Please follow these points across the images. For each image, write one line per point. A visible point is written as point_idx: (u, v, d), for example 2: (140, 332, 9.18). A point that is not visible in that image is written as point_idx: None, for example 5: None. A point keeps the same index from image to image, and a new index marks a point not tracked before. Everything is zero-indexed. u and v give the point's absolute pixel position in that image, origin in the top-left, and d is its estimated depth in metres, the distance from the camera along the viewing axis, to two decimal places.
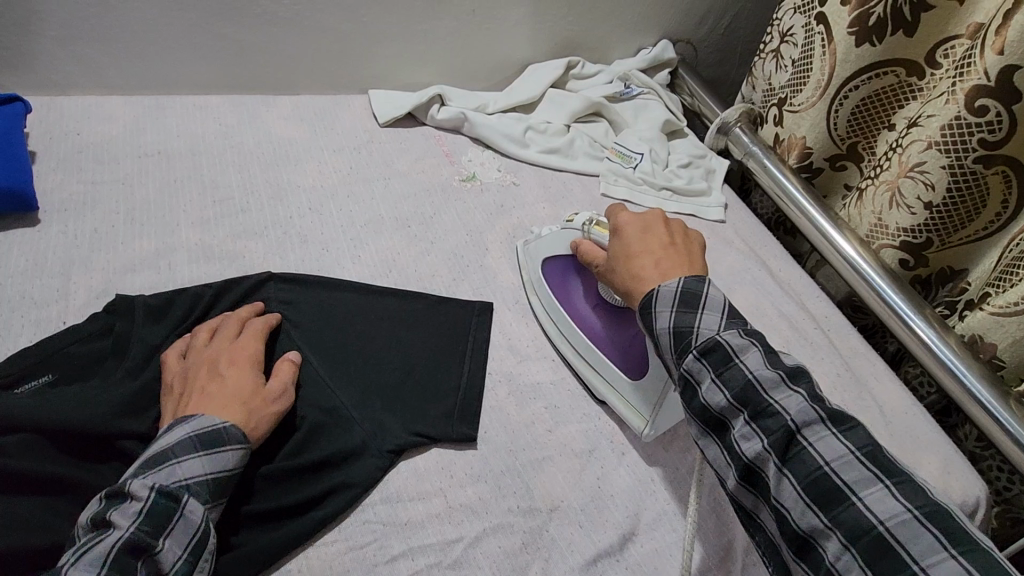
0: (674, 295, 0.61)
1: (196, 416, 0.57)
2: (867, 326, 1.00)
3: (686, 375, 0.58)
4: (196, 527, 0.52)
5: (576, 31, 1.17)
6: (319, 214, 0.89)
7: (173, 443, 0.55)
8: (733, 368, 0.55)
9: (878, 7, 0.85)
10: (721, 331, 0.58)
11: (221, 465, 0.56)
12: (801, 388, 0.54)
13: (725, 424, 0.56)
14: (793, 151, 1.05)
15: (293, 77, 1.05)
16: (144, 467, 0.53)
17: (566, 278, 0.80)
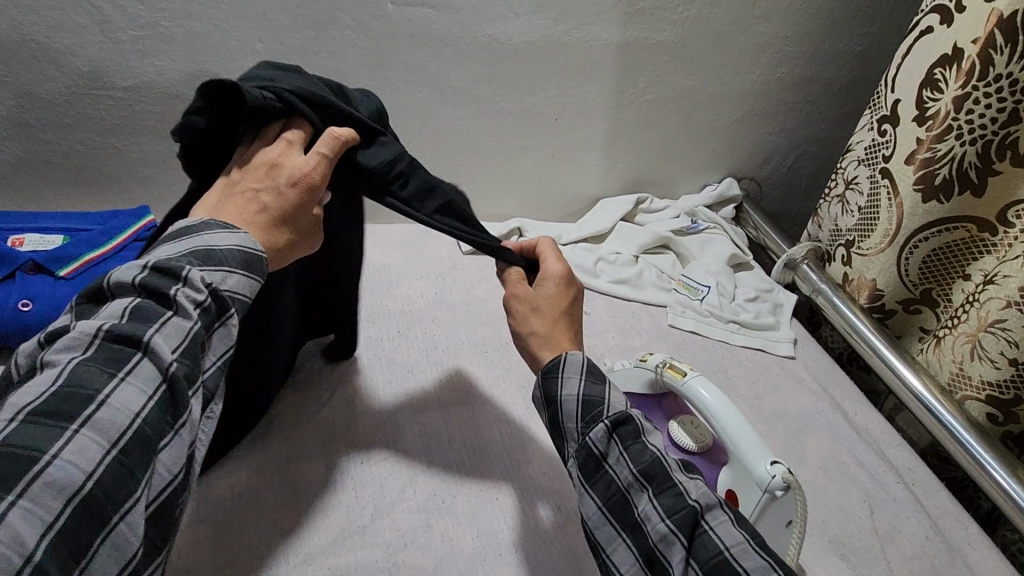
0: (582, 364, 0.62)
1: (242, 234, 0.57)
2: (955, 479, 0.95)
3: (592, 447, 0.57)
4: (231, 339, 0.54)
5: (645, 170, 1.27)
6: (406, 337, 0.97)
7: (219, 245, 0.55)
8: (641, 446, 0.56)
9: (943, 169, 0.89)
10: (629, 409, 0.59)
11: (251, 292, 0.57)
12: (696, 477, 0.55)
13: (628, 501, 0.54)
14: (863, 291, 1.07)
15: (390, 209, 1.18)
16: (196, 259, 0.53)
17: (637, 414, 0.81)
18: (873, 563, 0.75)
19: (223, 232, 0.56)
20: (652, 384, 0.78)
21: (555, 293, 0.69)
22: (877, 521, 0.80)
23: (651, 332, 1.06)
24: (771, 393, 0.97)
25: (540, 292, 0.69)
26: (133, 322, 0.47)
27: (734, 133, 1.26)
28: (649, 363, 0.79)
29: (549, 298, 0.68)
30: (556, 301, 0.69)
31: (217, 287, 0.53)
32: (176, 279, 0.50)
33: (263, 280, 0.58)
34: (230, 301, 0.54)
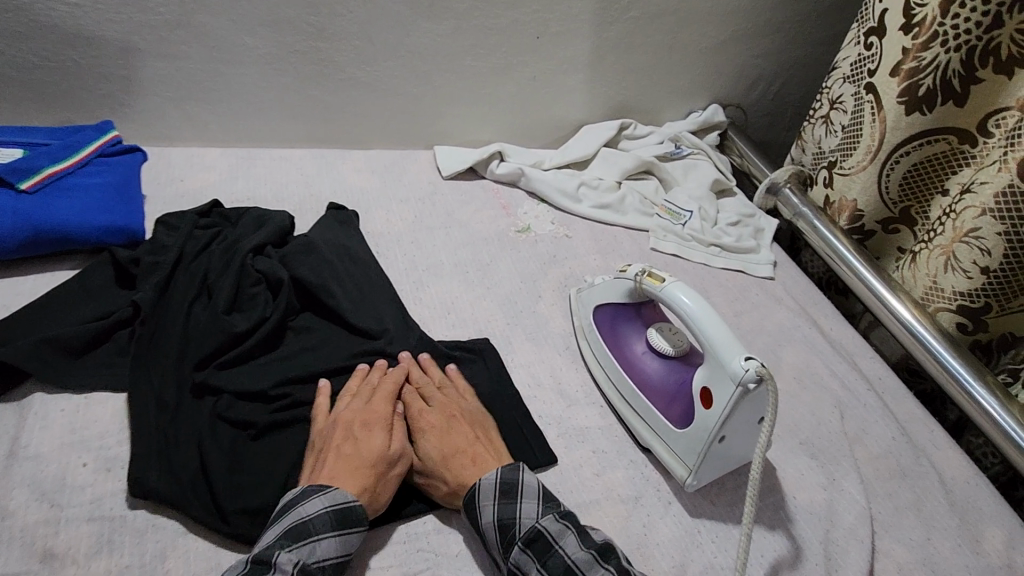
0: (494, 487, 0.62)
1: (330, 489, 0.59)
2: (925, 391, 0.97)
3: (513, 570, 0.58)
4: (323, 560, 0.55)
5: (630, 96, 1.24)
6: (385, 257, 0.96)
7: (313, 514, 0.57)
8: (553, 557, 0.57)
9: (928, 79, 0.88)
10: (540, 519, 0.60)
11: (341, 496, 0.59)
12: (611, 565, 0.56)
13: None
14: (843, 213, 1.07)
15: (367, 134, 1.15)
16: (287, 541, 0.55)
17: (616, 324, 0.82)
18: (842, 461, 0.77)
19: (283, 517, 0.57)
20: (631, 293, 0.79)
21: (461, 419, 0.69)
22: (846, 425, 0.82)
23: (632, 255, 1.06)
24: (750, 311, 0.98)
25: (432, 433, 0.67)
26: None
27: (720, 56, 1.23)
28: (629, 274, 0.79)
29: (441, 432, 0.68)
30: (454, 426, 0.68)
31: (297, 556, 0.54)
32: (267, 567, 0.52)
33: (359, 525, 0.59)
34: (321, 571, 0.55)
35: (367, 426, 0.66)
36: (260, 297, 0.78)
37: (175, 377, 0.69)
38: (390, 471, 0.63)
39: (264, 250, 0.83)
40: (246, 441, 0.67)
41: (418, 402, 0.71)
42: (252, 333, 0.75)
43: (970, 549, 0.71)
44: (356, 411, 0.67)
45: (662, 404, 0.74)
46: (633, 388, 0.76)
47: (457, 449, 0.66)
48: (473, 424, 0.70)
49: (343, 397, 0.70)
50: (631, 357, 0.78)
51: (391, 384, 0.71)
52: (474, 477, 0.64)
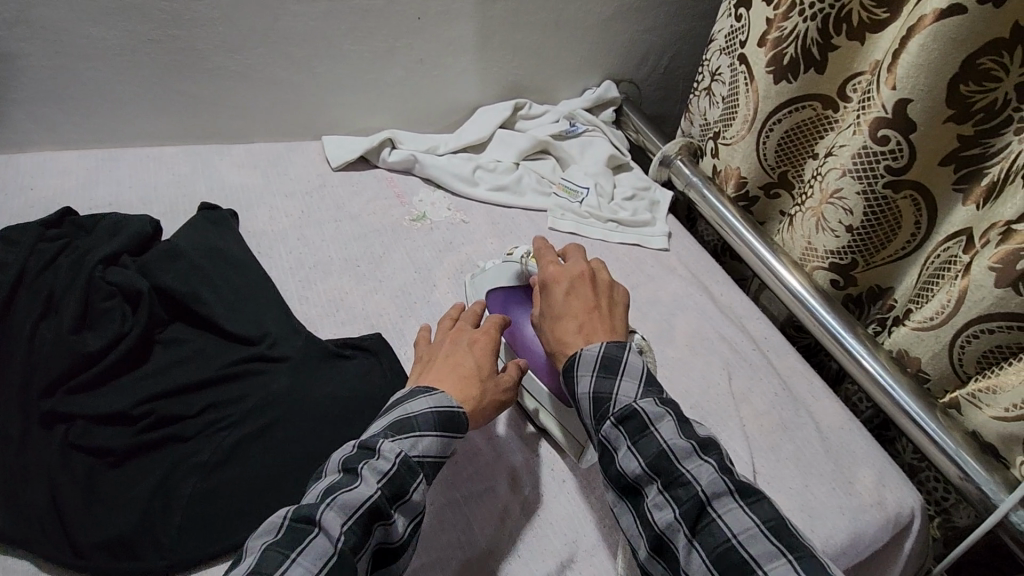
0: (596, 359, 0.62)
1: (436, 392, 0.62)
2: (809, 345, 1.03)
3: (604, 441, 0.59)
4: (422, 455, 0.57)
5: (522, 75, 1.23)
6: (269, 257, 0.91)
7: (418, 413, 0.59)
8: (647, 437, 0.57)
9: (790, 48, 0.91)
10: (638, 399, 0.59)
11: (448, 401, 0.61)
12: (711, 458, 0.56)
13: (639, 495, 0.57)
14: (730, 181, 1.10)
15: (247, 127, 1.08)
16: (394, 429, 0.57)
17: (507, 306, 0.80)
18: (727, 421, 0.81)
19: (422, 397, 0.61)
20: (521, 275, 0.80)
21: (580, 279, 0.70)
22: (733, 385, 0.86)
23: (530, 236, 1.06)
24: (644, 283, 1.01)
25: (553, 296, 0.70)
26: (346, 473, 0.53)
27: (608, 32, 1.24)
28: (515, 257, 0.82)
29: (564, 294, 0.69)
30: (579, 290, 0.69)
31: (406, 449, 0.56)
32: (373, 453, 0.55)
33: (459, 430, 0.61)
34: (422, 465, 0.57)
35: (476, 344, 0.69)
36: (116, 311, 0.71)
37: (19, 409, 0.63)
38: (489, 393, 0.66)
39: (119, 260, 0.76)
40: (104, 468, 0.62)
41: (552, 262, 0.74)
42: (109, 351, 0.69)
43: (843, 490, 0.76)
44: (463, 335, 0.70)
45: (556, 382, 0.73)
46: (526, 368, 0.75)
47: (568, 313, 0.68)
48: (599, 290, 0.70)
49: (448, 321, 0.74)
50: (523, 336, 0.77)
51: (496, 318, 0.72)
52: (578, 346, 0.65)
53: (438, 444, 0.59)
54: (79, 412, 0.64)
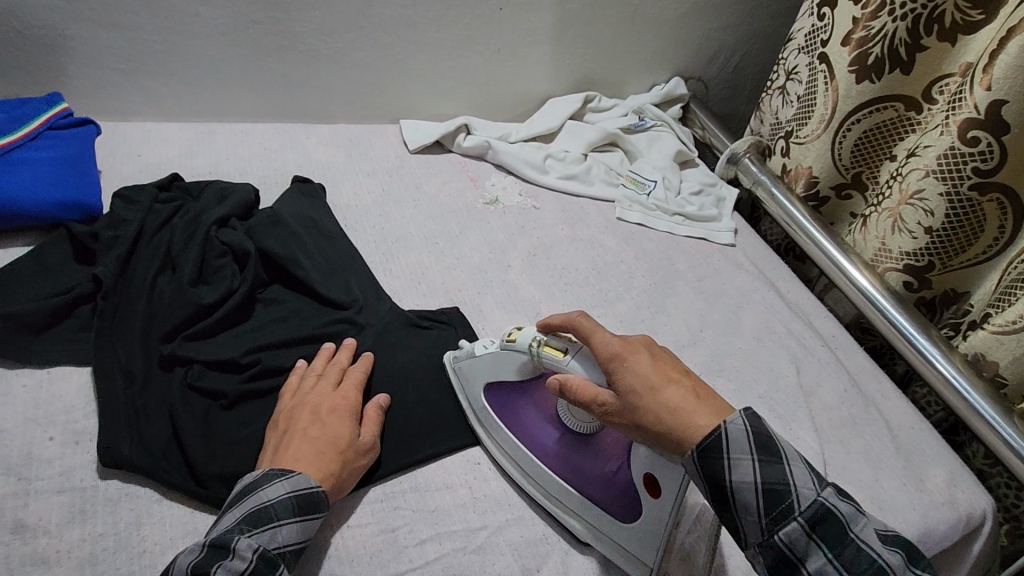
0: (731, 438, 0.51)
1: (295, 472, 0.58)
2: (876, 347, 1.03)
3: (781, 538, 0.49)
4: (283, 545, 0.54)
5: (594, 68, 1.25)
6: (354, 231, 0.96)
7: (274, 500, 0.55)
8: (796, 522, 0.49)
9: (876, 47, 0.91)
10: (792, 477, 0.50)
11: (305, 482, 0.57)
12: (851, 503, 0.50)
13: (749, 523, 0.51)
14: (799, 180, 1.11)
15: (332, 108, 1.14)
16: (247, 524, 0.53)
17: (515, 410, 0.70)
18: (797, 412, 0.82)
19: (279, 480, 0.57)
20: (528, 367, 0.67)
21: (647, 348, 0.59)
22: (803, 379, 0.87)
23: (599, 224, 1.08)
24: (712, 276, 1.02)
25: (638, 367, 0.57)
26: None
27: (681, 29, 1.25)
28: (518, 342, 0.67)
29: (650, 367, 0.57)
30: (654, 358, 0.58)
31: (264, 545, 0.52)
32: (226, 552, 0.50)
33: (320, 513, 0.57)
34: (281, 558, 0.53)
35: (336, 412, 0.65)
36: (227, 269, 0.77)
37: (142, 349, 0.68)
38: (354, 460, 0.63)
39: (228, 223, 0.82)
40: (218, 409, 0.67)
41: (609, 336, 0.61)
42: (219, 305, 0.74)
43: (915, 487, 0.76)
44: (324, 396, 0.66)
45: (598, 494, 0.64)
46: (556, 481, 0.66)
47: (658, 383, 0.56)
48: (674, 361, 0.59)
49: (310, 376, 0.68)
50: (548, 445, 0.67)
51: (356, 376, 0.70)
52: (711, 423, 0.53)
53: (299, 532, 0.55)
54: (194, 356, 0.69)
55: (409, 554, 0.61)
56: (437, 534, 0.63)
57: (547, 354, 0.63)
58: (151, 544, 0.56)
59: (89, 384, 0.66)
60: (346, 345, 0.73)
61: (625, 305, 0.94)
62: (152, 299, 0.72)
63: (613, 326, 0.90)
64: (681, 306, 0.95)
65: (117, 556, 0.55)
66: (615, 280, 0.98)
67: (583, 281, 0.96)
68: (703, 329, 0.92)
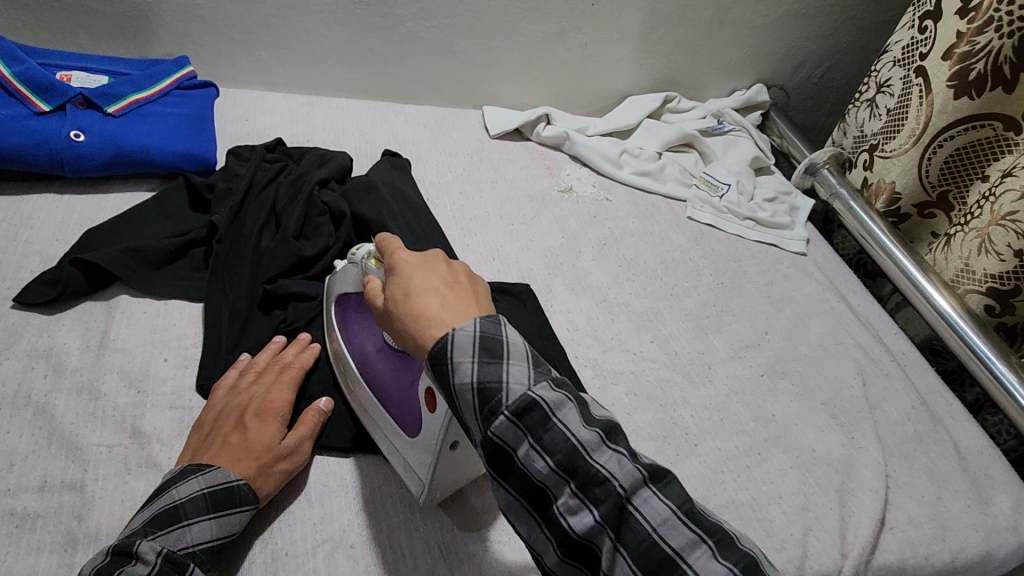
0: (473, 341, 0.46)
1: (210, 469, 0.57)
2: (947, 371, 1.01)
3: (497, 442, 0.45)
4: (199, 544, 0.53)
5: (677, 69, 1.26)
6: (435, 206, 1.01)
7: (185, 498, 0.54)
8: (551, 433, 0.45)
9: (980, 63, 0.89)
10: (532, 386, 0.46)
11: (217, 478, 0.56)
12: (620, 445, 0.46)
13: (544, 497, 0.46)
14: (880, 195, 1.09)
15: (420, 90, 1.19)
16: (154, 526, 0.52)
17: (353, 317, 0.70)
18: (860, 422, 0.81)
19: (192, 478, 0.56)
20: (359, 280, 0.65)
21: (439, 258, 0.53)
22: (868, 391, 0.86)
23: (669, 221, 1.09)
24: (780, 282, 1.01)
25: (408, 278, 0.51)
26: None
27: (770, 36, 1.25)
28: (357, 257, 0.65)
29: (416, 271, 0.52)
30: (434, 266, 0.52)
31: (171, 548, 0.51)
32: (126, 559, 0.49)
33: (238, 509, 0.56)
34: (191, 558, 0.52)
35: (263, 414, 0.63)
36: (325, 228, 0.82)
37: (247, 292, 0.75)
38: (276, 464, 0.60)
39: (327, 185, 0.88)
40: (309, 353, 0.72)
41: (398, 249, 0.55)
42: (315, 260, 0.80)
43: (979, 510, 0.74)
44: (257, 397, 0.64)
45: (397, 410, 0.64)
46: (362, 387, 0.67)
47: (425, 288, 0.50)
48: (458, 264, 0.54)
49: (248, 374, 0.67)
50: (365, 356, 0.67)
51: (296, 375, 0.68)
52: (445, 323, 0.48)
53: (215, 529, 0.54)
54: (295, 292, 0.75)
55: (474, 506, 0.65)
56: None
57: (371, 266, 0.61)
58: None
59: (199, 318, 0.73)
60: (299, 341, 0.71)
61: (691, 300, 0.95)
62: (257, 247, 0.79)
63: (678, 319, 0.91)
64: (747, 307, 0.95)
65: None
66: (682, 275, 0.99)
67: (651, 273, 0.98)
68: (768, 332, 0.92)
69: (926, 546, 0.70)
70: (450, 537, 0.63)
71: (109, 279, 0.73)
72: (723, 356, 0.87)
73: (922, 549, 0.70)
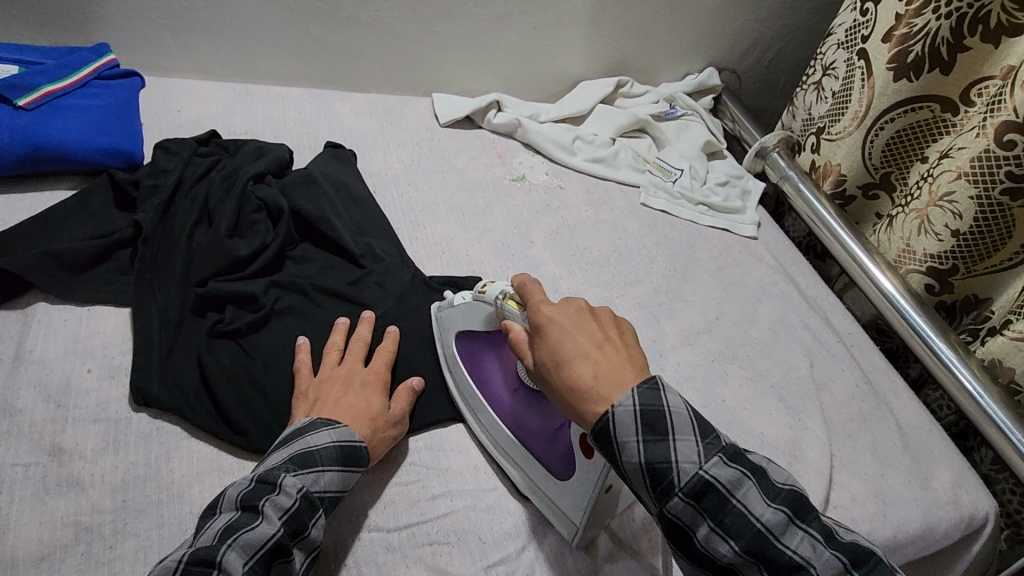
0: (636, 417, 0.50)
1: (338, 426, 0.60)
2: (891, 348, 1.04)
3: (676, 522, 0.49)
4: (324, 488, 0.56)
5: (629, 53, 1.25)
6: (382, 198, 0.98)
7: (320, 447, 0.58)
8: (730, 515, 0.48)
9: (917, 45, 0.90)
10: (703, 462, 0.49)
11: (347, 436, 0.60)
12: (805, 523, 0.48)
13: (688, 534, 0.49)
14: (827, 177, 1.11)
15: (365, 78, 1.15)
16: (293, 465, 0.55)
17: (480, 354, 0.72)
18: (807, 404, 0.83)
19: (325, 429, 0.59)
20: (491, 320, 0.68)
21: (586, 314, 0.58)
22: (815, 372, 0.88)
23: (623, 208, 1.09)
24: (732, 266, 1.02)
25: (556, 339, 0.57)
26: (244, 511, 0.51)
27: (720, 18, 1.25)
28: (488, 295, 0.68)
29: (565, 331, 0.57)
30: (582, 326, 0.57)
31: (308, 489, 0.55)
32: (273, 487, 0.53)
33: (359, 469, 0.60)
34: (322, 502, 0.56)
35: (367, 385, 0.66)
36: (261, 225, 0.78)
37: (178, 294, 0.71)
38: (385, 429, 0.64)
39: (263, 180, 0.83)
40: (246, 357, 0.69)
41: (544, 305, 0.60)
42: (252, 259, 0.76)
43: (920, 485, 0.77)
44: (355, 372, 0.67)
45: (541, 448, 0.65)
46: (499, 426, 0.68)
47: (578, 352, 0.55)
48: (603, 322, 0.58)
49: (334, 352, 0.69)
50: (496, 391, 0.69)
51: (383, 352, 0.71)
52: (604, 394, 0.53)
53: (339, 479, 0.58)
54: (230, 290, 0.71)
55: (422, 506, 0.64)
56: (449, 491, 0.66)
57: (509, 309, 0.64)
58: (179, 476, 0.59)
59: (125, 324, 0.69)
60: (303, 344, 0.69)
61: (644, 288, 0.95)
62: (189, 247, 0.75)
63: (631, 307, 0.91)
64: (699, 293, 0.96)
65: (146, 486, 0.58)
66: (635, 263, 0.99)
67: (604, 262, 0.98)
68: (719, 317, 0.93)
69: (869, 523, 0.72)
70: (397, 542, 0.61)
71: (24, 284, 0.68)
72: (675, 343, 0.88)
73: (866, 525, 0.72)
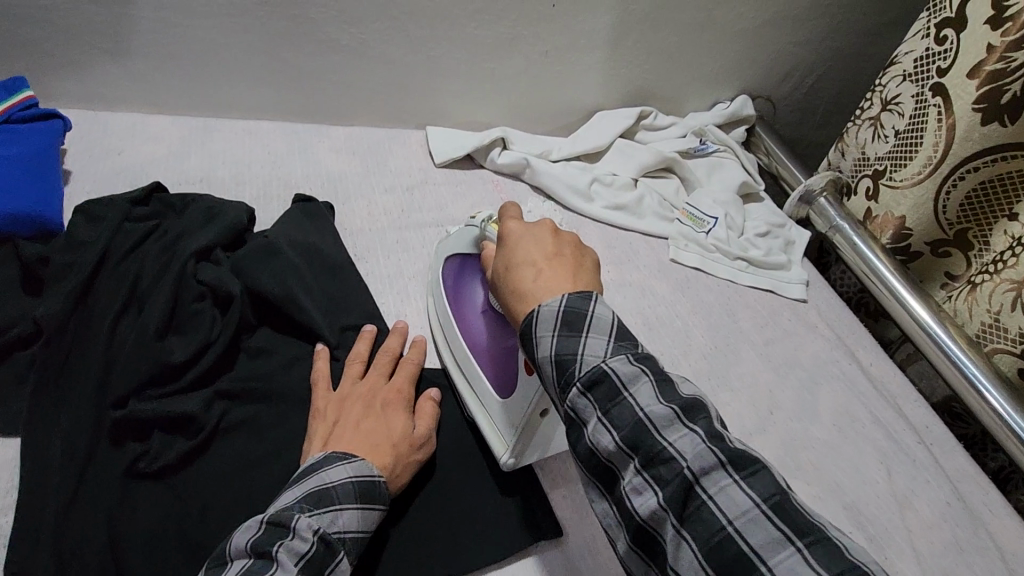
0: (556, 316, 0.45)
1: (356, 456, 0.54)
2: (968, 436, 0.89)
3: (570, 413, 0.44)
4: (341, 532, 0.49)
5: (653, 80, 1.09)
6: (365, 261, 0.81)
7: (337, 482, 0.51)
8: (619, 407, 0.42)
9: (1015, 84, 0.75)
10: (608, 357, 0.43)
11: (367, 469, 0.53)
12: (698, 425, 0.40)
13: (612, 475, 0.43)
14: (887, 229, 0.94)
15: (348, 109, 0.98)
16: (308, 503, 0.49)
17: (463, 273, 0.70)
18: (889, 533, 0.67)
19: (341, 463, 0.53)
20: (477, 243, 0.66)
21: (547, 228, 0.52)
22: (894, 485, 0.72)
23: (650, 267, 0.92)
24: (780, 340, 0.86)
25: (507, 244, 0.52)
26: (255, 562, 0.43)
27: (757, 41, 1.09)
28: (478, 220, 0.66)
29: (515, 237, 0.52)
30: (539, 236, 0.52)
31: (325, 530, 0.47)
32: (287, 530, 0.46)
33: (382, 505, 0.53)
34: (342, 543, 0.49)
35: (390, 405, 0.60)
36: (204, 316, 0.62)
37: (87, 419, 0.54)
38: (410, 456, 0.58)
39: (211, 254, 0.66)
40: (173, 508, 0.52)
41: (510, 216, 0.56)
42: (190, 364, 0.60)
43: None
44: (377, 389, 0.61)
45: (498, 372, 0.64)
46: (464, 349, 0.67)
47: (525, 260, 0.50)
48: (563, 235, 0.52)
49: (355, 363, 0.63)
50: (471, 312, 0.67)
51: (408, 366, 0.65)
52: (535, 299, 0.47)
53: (360, 519, 0.51)
54: (155, 414, 0.56)
55: None
56: None
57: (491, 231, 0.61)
58: None
59: (12, 463, 0.54)
60: (321, 353, 0.63)
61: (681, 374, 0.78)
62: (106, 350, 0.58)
63: None
64: (747, 377, 0.80)
65: None
66: (668, 340, 0.82)
67: None
68: (773, 411, 0.76)
69: None
70: None
71: None
72: None
73: None
